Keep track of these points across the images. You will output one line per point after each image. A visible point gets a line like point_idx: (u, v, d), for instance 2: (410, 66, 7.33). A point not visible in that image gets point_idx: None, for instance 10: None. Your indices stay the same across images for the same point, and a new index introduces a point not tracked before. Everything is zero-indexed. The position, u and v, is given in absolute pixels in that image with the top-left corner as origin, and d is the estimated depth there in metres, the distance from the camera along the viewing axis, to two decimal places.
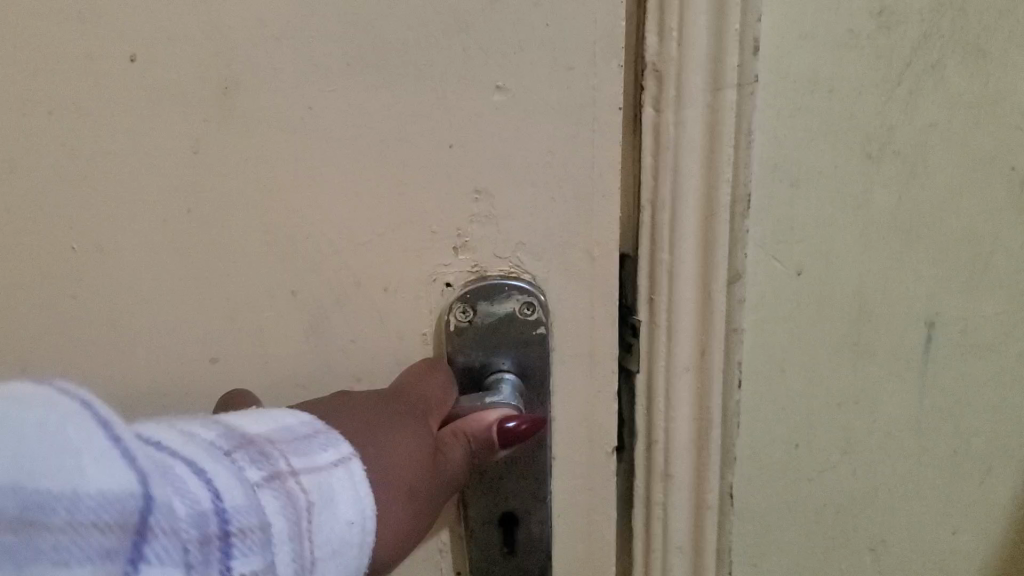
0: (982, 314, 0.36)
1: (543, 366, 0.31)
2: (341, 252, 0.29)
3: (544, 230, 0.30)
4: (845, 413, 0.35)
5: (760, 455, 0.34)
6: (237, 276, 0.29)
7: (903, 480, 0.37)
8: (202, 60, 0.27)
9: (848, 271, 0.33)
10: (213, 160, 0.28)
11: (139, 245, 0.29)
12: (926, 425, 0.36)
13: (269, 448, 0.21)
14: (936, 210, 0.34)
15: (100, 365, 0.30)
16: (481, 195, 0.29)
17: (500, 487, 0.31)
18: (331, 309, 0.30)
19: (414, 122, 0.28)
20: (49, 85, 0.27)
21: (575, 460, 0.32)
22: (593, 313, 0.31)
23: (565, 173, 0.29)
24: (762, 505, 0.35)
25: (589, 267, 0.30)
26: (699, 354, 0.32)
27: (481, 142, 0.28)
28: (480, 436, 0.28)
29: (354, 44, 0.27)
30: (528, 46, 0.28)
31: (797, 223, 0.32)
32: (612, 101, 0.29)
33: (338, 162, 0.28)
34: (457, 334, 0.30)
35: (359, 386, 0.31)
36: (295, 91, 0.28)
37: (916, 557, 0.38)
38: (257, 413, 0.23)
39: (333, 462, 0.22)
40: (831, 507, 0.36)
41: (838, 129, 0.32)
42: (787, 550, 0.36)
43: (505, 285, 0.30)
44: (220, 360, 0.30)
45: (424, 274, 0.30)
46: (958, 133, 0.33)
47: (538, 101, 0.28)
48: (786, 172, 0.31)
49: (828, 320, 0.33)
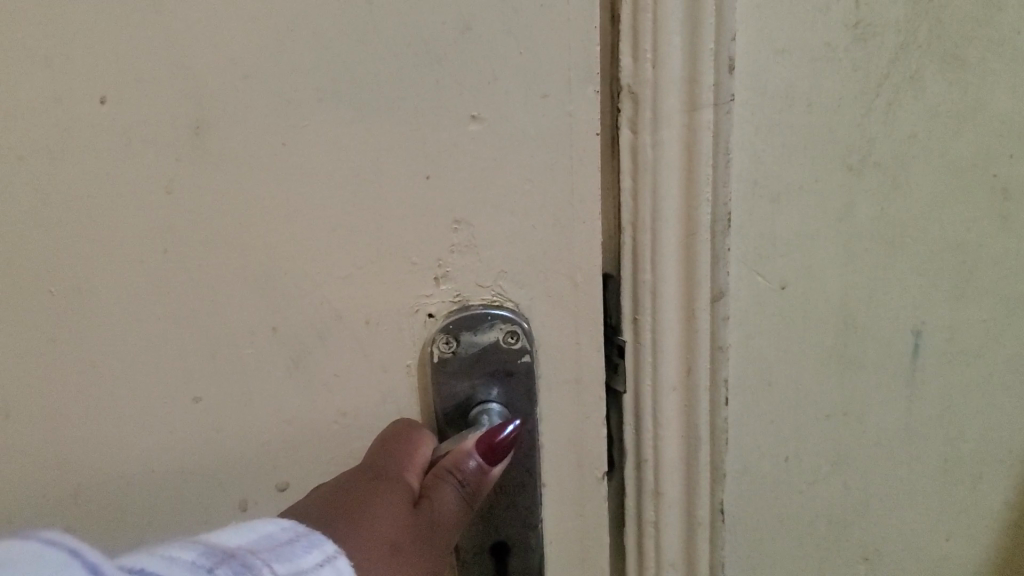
0: (968, 320, 0.36)
1: (529, 394, 0.31)
2: (322, 287, 0.29)
3: (525, 257, 0.30)
4: (835, 426, 0.35)
5: (752, 473, 0.34)
6: (217, 315, 0.29)
7: (896, 489, 0.37)
8: (173, 100, 0.27)
9: (832, 284, 0.33)
10: (189, 199, 0.28)
11: (116, 289, 0.28)
12: (916, 433, 0.36)
13: (254, 559, 0.21)
14: (918, 219, 0.34)
15: (81, 409, 0.29)
16: (460, 225, 0.29)
17: (490, 517, 0.31)
18: (313, 344, 0.30)
19: (390, 155, 0.28)
20: (17, 131, 0.26)
21: (564, 484, 0.32)
22: (577, 337, 0.31)
23: (544, 199, 0.29)
24: (755, 521, 0.34)
25: (571, 292, 0.30)
26: (686, 373, 0.32)
27: (458, 173, 0.28)
28: (463, 466, 0.28)
29: (327, 79, 0.27)
30: (502, 75, 0.27)
31: (780, 239, 0.32)
32: (588, 126, 0.29)
33: (315, 197, 0.28)
34: (441, 364, 0.30)
35: (345, 418, 0.30)
36: (269, 128, 0.27)
37: (910, 563, 0.38)
38: (237, 526, 0.23)
39: (319, 563, 0.22)
40: (824, 519, 0.36)
41: (818, 143, 0.31)
42: (782, 565, 0.36)
43: (488, 315, 0.30)
44: (203, 399, 0.30)
45: (406, 306, 0.30)
46: (937, 142, 0.33)
47: (515, 129, 0.28)
48: (767, 190, 0.31)
49: (815, 333, 0.33)
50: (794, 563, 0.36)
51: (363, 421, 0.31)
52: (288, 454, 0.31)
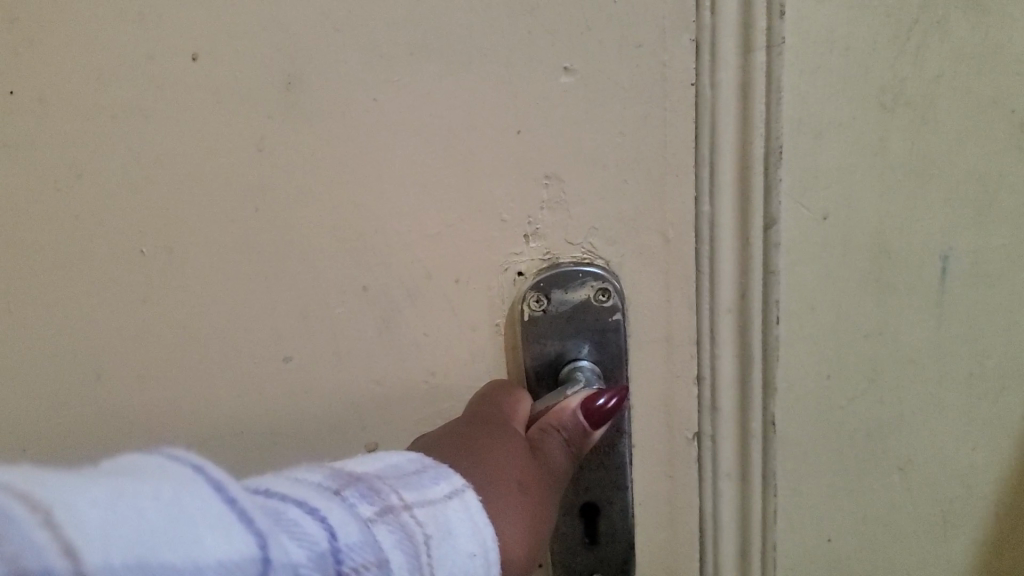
0: (989, 246, 0.37)
1: (619, 352, 0.32)
2: (412, 245, 0.30)
3: (618, 214, 0.30)
4: (870, 345, 0.37)
5: (795, 391, 0.36)
6: (309, 277, 0.30)
7: (926, 403, 0.39)
8: (265, 58, 0.27)
9: (869, 212, 0.35)
10: (277, 158, 0.29)
11: (210, 249, 0.30)
12: (943, 348, 0.38)
13: (382, 485, 0.22)
14: (950, 151, 0.35)
15: (177, 360, 0.31)
16: (551, 180, 0.29)
17: (582, 478, 0.34)
18: (404, 302, 0.31)
19: (479, 110, 0.28)
20: (118, 90, 0.28)
21: (645, 423, 0.34)
22: (669, 297, 0.32)
23: (637, 154, 0.29)
24: (799, 432, 0.37)
25: (663, 250, 0.31)
26: (742, 297, 0.32)
27: (549, 128, 0.28)
28: (566, 423, 0.29)
29: (417, 33, 0.27)
30: (596, 25, 0.27)
31: (821, 175, 0.33)
32: (683, 77, 0.28)
33: (409, 154, 0.29)
34: (532, 322, 0.31)
35: (436, 375, 0.32)
36: (361, 85, 0.28)
37: (942, 475, 0.40)
38: (366, 456, 0.24)
39: (446, 494, 0.24)
40: (863, 433, 0.38)
41: (857, 83, 0.32)
42: (820, 470, 0.38)
43: (579, 272, 0.30)
44: (292, 359, 0.31)
45: (496, 263, 0.30)
46: (963, 83, 0.34)
47: (608, 81, 0.28)
48: (811, 130, 0.33)
49: (852, 260, 0.35)
50: (837, 482, 0.38)
51: (454, 375, 0.32)
52: (377, 409, 0.32)
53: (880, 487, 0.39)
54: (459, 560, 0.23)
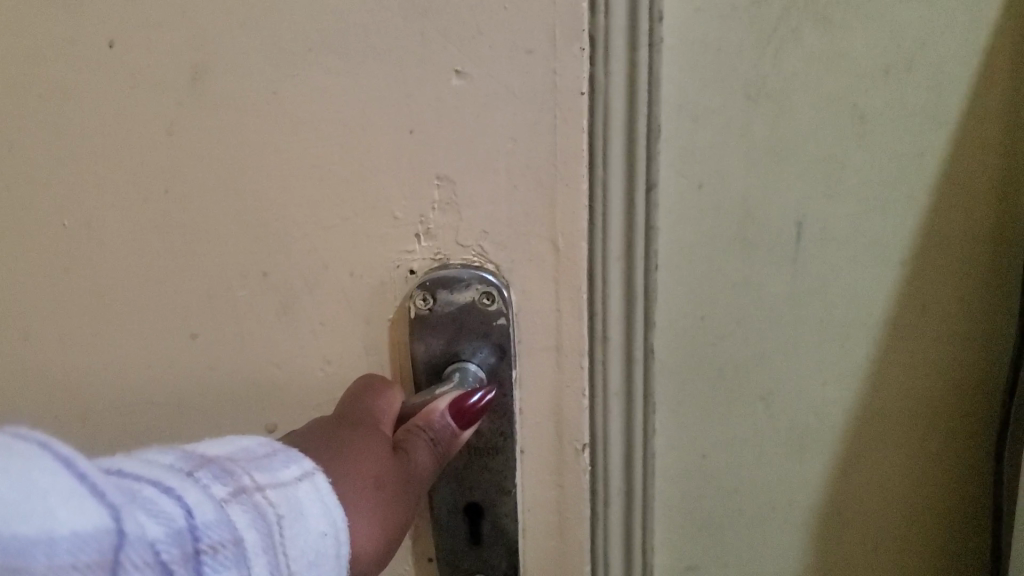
0: (839, 215, 0.40)
1: (506, 358, 0.31)
2: (311, 236, 0.31)
3: (508, 221, 0.30)
4: (736, 293, 0.41)
5: (677, 328, 0.41)
6: (215, 259, 0.32)
7: (789, 344, 0.42)
8: (177, 47, 0.30)
9: (736, 183, 0.39)
10: (185, 141, 0.31)
11: (123, 223, 0.32)
12: (804, 305, 0.41)
13: (233, 467, 0.22)
14: (810, 137, 0.38)
15: (95, 325, 0.33)
16: (442, 181, 0.30)
17: (466, 476, 0.32)
18: (303, 289, 0.32)
19: (374, 106, 0.29)
20: (45, 69, 0.31)
21: (544, 443, 0.32)
22: (559, 305, 0.30)
23: (527, 159, 0.29)
24: (674, 362, 0.42)
25: (554, 260, 0.30)
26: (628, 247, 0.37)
27: (442, 127, 0.29)
28: (434, 425, 0.28)
29: (316, 30, 0.29)
30: (487, 30, 0.28)
31: (697, 152, 0.38)
32: (575, 86, 0.28)
33: (307, 147, 0.30)
34: (418, 320, 0.31)
35: (330, 364, 0.32)
36: (262, 78, 0.29)
37: (804, 412, 0.44)
38: (213, 440, 0.23)
39: (298, 477, 0.23)
40: (730, 367, 0.42)
41: (725, 78, 0.37)
42: (693, 400, 0.43)
43: (465, 274, 0.30)
44: (199, 336, 0.33)
45: (390, 259, 0.31)
46: (817, 81, 0.37)
47: (499, 87, 0.28)
48: (688, 113, 0.37)
49: (721, 222, 0.39)
50: (709, 418, 0.43)
51: (348, 367, 0.32)
52: (276, 394, 0.33)
53: (745, 413, 0.43)
54: (312, 539, 0.22)
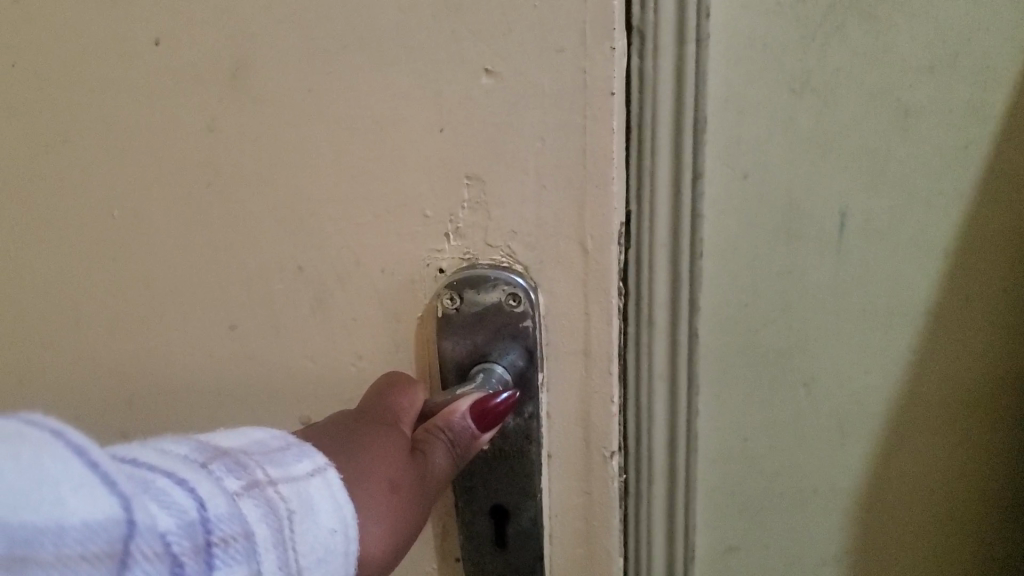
0: (880, 207, 0.39)
1: (532, 361, 0.30)
2: (344, 233, 0.31)
3: (537, 221, 0.29)
4: (780, 284, 0.40)
5: (719, 320, 0.40)
6: (252, 253, 0.32)
7: (829, 335, 0.41)
8: (218, 44, 0.30)
9: (782, 174, 0.38)
10: (226, 136, 0.31)
11: (168, 216, 0.33)
12: (846, 296, 0.41)
13: (247, 460, 0.21)
14: (851, 128, 0.38)
15: (140, 316, 0.34)
16: (472, 181, 0.29)
17: (490, 478, 0.31)
18: (335, 286, 0.32)
19: (406, 104, 0.29)
20: (96, 65, 0.32)
21: (571, 449, 0.31)
22: (588, 309, 0.30)
23: (557, 159, 0.28)
24: (716, 355, 0.41)
25: (583, 262, 0.29)
26: (673, 238, 0.36)
27: (472, 126, 0.29)
28: (453, 426, 0.27)
29: (349, 28, 0.29)
30: (517, 29, 0.27)
31: (743, 143, 0.37)
32: (605, 85, 0.27)
33: (341, 144, 0.30)
34: (444, 319, 0.31)
35: (361, 361, 0.33)
36: (298, 75, 0.30)
37: (843, 403, 0.43)
38: (227, 431, 0.23)
39: (309, 472, 0.22)
40: (772, 360, 0.41)
41: (770, 69, 0.36)
42: (733, 395, 0.42)
43: (491, 275, 0.30)
44: (238, 327, 0.33)
45: (420, 258, 0.31)
46: (859, 75, 0.37)
47: (529, 86, 0.28)
48: (734, 105, 0.37)
49: (764, 213, 0.38)
50: (750, 415, 0.42)
51: (378, 364, 0.32)
52: (309, 388, 0.33)
53: (786, 406, 0.42)
54: (322, 537, 0.22)
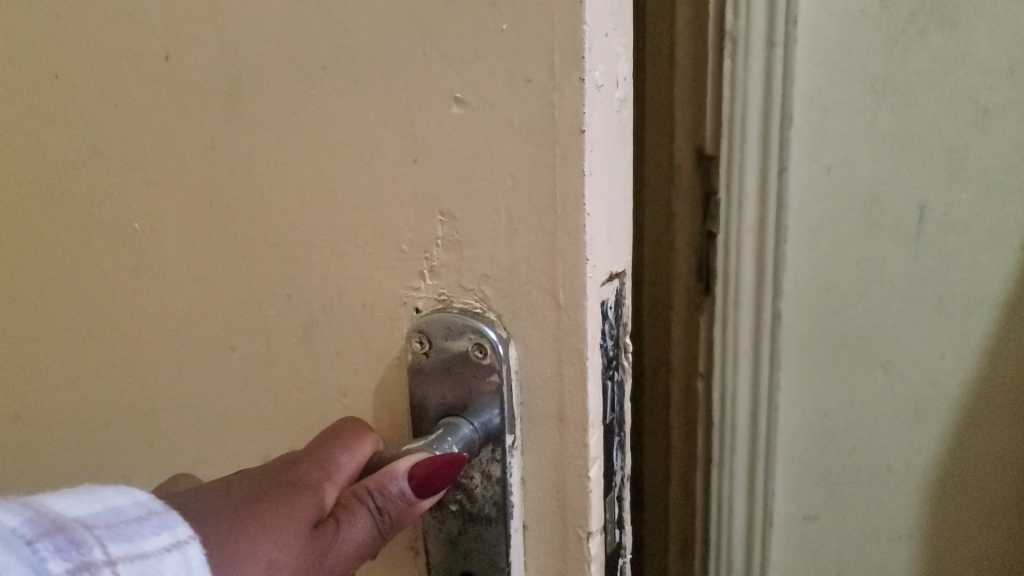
0: (966, 207, 0.37)
1: (501, 421, 0.27)
2: (328, 261, 0.30)
3: (510, 266, 0.26)
4: (860, 285, 0.38)
5: (801, 319, 0.39)
6: (247, 275, 0.31)
7: (911, 338, 0.38)
8: (216, 62, 0.30)
9: (864, 174, 0.36)
10: (224, 154, 0.31)
11: (178, 229, 0.33)
12: (930, 297, 0.38)
13: (87, 535, 0.19)
14: (935, 129, 0.36)
15: (157, 327, 0.34)
16: (445, 217, 0.27)
17: (458, 540, 0.28)
18: (322, 315, 0.30)
19: (381, 131, 0.27)
20: (123, 76, 0.32)
21: (545, 524, 0.28)
22: (560, 368, 0.26)
23: (527, 198, 0.25)
24: (800, 358, 0.39)
25: (555, 315, 0.26)
26: (757, 228, 0.37)
27: (443, 158, 0.26)
28: (385, 492, 0.25)
29: (329, 49, 0.27)
30: (486, 54, 0.25)
31: (827, 143, 0.36)
32: (575, 120, 0.24)
33: (324, 171, 0.29)
34: (415, 363, 0.28)
35: (345, 399, 0.30)
36: (284, 97, 0.29)
37: (930, 415, 0.40)
38: (77, 493, 0.21)
39: (164, 547, 0.21)
40: (854, 364, 0.39)
41: (854, 70, 0.35)
42: (812, 402, 0.40)
43: (460, 321, 0.27)
44: (236, 350, 0.32)
45: (396, 295, 0.28)
46: (942, 79, 0.35)
47: (498, 117, 0.25)
48: (818, 105, 0.36)
49: (847, 213, 0.37)
50: (828, 422, 0.40)
51: (357, 404, 0.30)
52: (298, 421, 0.32)
53: (868, 413, 0.40)
54: None
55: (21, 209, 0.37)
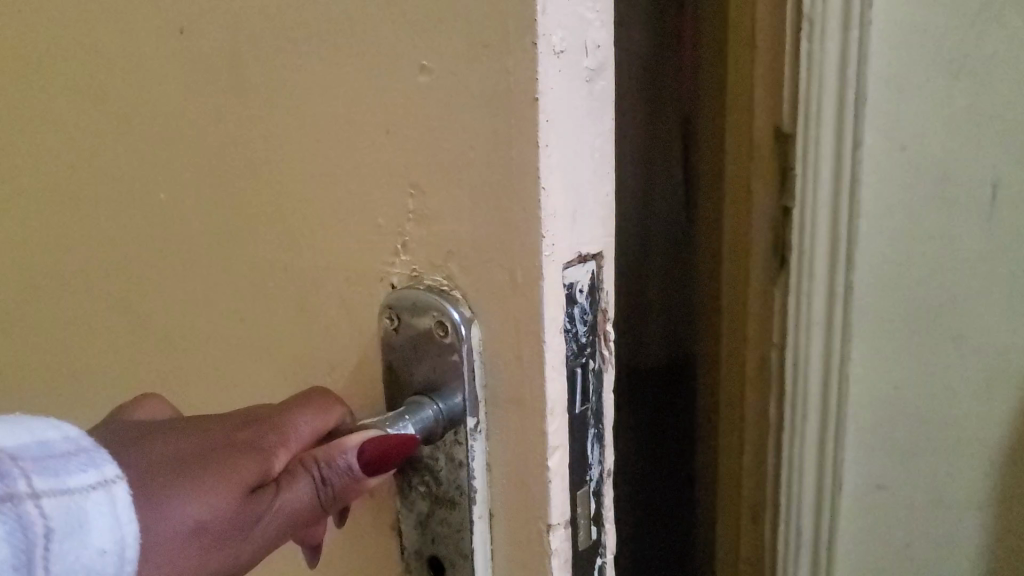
0: None
1: (461, 404, 0.26)
2: (316, 235, 0.29)
3: (473, 242, 0.25)
4: (928, 244, 0.48)
5: (875, 268, 0.49)
6: (253, 247, 0.32)
7: (981, 294, 0.48)
8: (221, 35, 0.30)
9: (935, 147, 0.46)
10: (230, 126, 0.31)
11: (197, 199, 0.34)
12: (997, 257, 0.47)
13: (10, 467, 0.21)
14: (1008, 110, 0.45)
15: (187, 292, 0.36)
16: (416, 191, 0.26)
17: (426, 522, 0.28)
18: (312, 289, 0.30)
19: (358, 101, 0.27)
20: (152, 51, 0.34)
21: (510, 514, 0.26)
22: (519, 350, 0.25)
23: (488, 171, 0.24)
24: (872, 299, 0.50)
25: (514, 294, 0.24)
26: (834, 195, 0.48)
27: (413, 129, 0.26)
28: (333, 464, 0.25)
29: (312, 19, 0.27)
30: (448, 19, 0.24)
31: (901, 119, 0.46)
32: (529, 86, 0.23)
33: (310, 142, 0.28)
34: (386, 340, 0.28)
35: (334, 373, 0.30)
36: (276, 68, 0.29)
37: (998, 360, 0.49)
38: (15, 424, 0.22)
39: (89, 485, 0.22)
40: (924, 308, 0.49)
41: (933, 54, 0.45)
42: (880, 334, 0.50)
43: (425, 298, 0.26)
44: (246, 320, 0.33)
45: (375, 271, 0.28)
46: (1012, 63, 0.44)
47: (460, 86, 0.24)
48: (895, 84, 0.46)
49: (919, 183, 0.47)
50: (901, 349, 0.50)
51: (344, 380, 0.30)
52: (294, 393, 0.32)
53: (934, 348, 0.49)
54: (85, 557, 0.21)
55: (84, 174, 0.40)
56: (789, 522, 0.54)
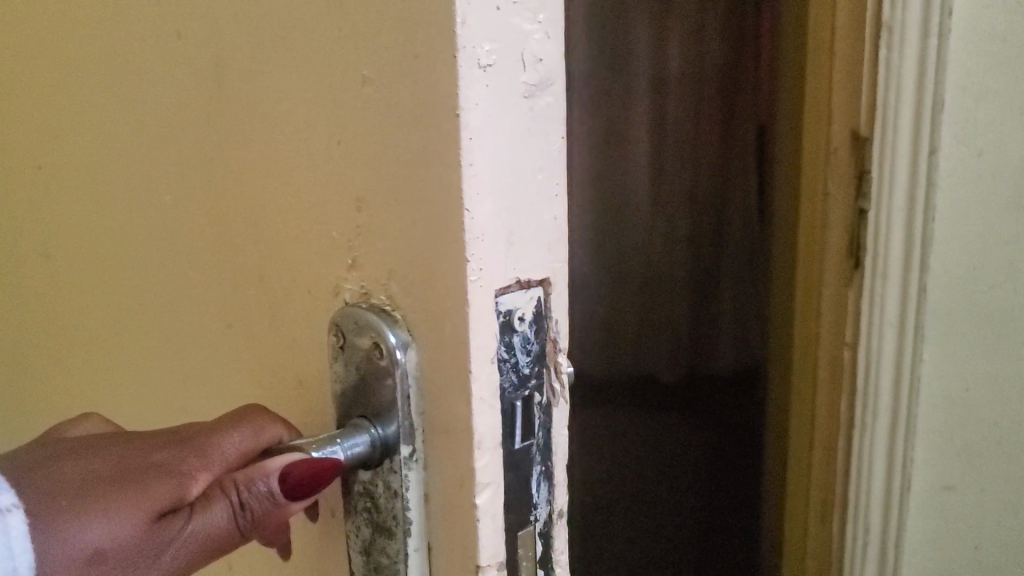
0: None
1: (392, 432, 0.25)
2: (283, 245, 0.29)
3: (413, 263, 0.24)
4: (1006, 248, 0.50)
5: (952, 273, 0.50)
6: (232, 255, 0.31)
7: None
8: (201, 41, 0.30)
9: (1012, 153, 0.48)
10: (210, 133, 0.31)
11: (187, 204, 0.34)
12: None
13: None
14: None
15: (180, 296, 0.36)
16: (363, 205, 0.25)
17: (368, 549, 0.27)
18: (281, 300, 0.29)
19: (313, 111, 0.26)
20: (146, 55, 0.33)
21: (447, 547, 0.25)
22: (451, 379, 0.23)
23: (422, 188, 0.23)
24: (949, 302, 0.51)
25: (447, 319, 0.23)
26: (909, 201, 0.50)
27: (360, 140, 0.24)
28: (250, 489, 0.26)
29: (272, 25, 0.26)
30: (386, 28, 0.23)
31: (980, 124, 0.48)
32: (455, 100, 0.21)
33: (273, 151, 0.28)
34: (334, 358, 0.27)
35: (300, 387, 0.30)
36: (244, 75, 0.28)
37: None
38: None
39: None
40: (998, 312, 0.51)
41: (1013, 63, 0.47)
42: (956, 338, 0.51)
43: (367, 316, 0.25)
44: (227, 328, 0.33)
45: (330, 285, 0.27)
46: None
47: (396, 98, 0.23)
48: (972, 92, 0.47)
49: (997, 188, 0.49)
50: (975, 350, 0.52)
51: (308, 394, 0.29)
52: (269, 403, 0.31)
53: (1010, 348, 0.51)
54: None
55: (98, 178, 0.40)
56: (858, 509, 0.57)
